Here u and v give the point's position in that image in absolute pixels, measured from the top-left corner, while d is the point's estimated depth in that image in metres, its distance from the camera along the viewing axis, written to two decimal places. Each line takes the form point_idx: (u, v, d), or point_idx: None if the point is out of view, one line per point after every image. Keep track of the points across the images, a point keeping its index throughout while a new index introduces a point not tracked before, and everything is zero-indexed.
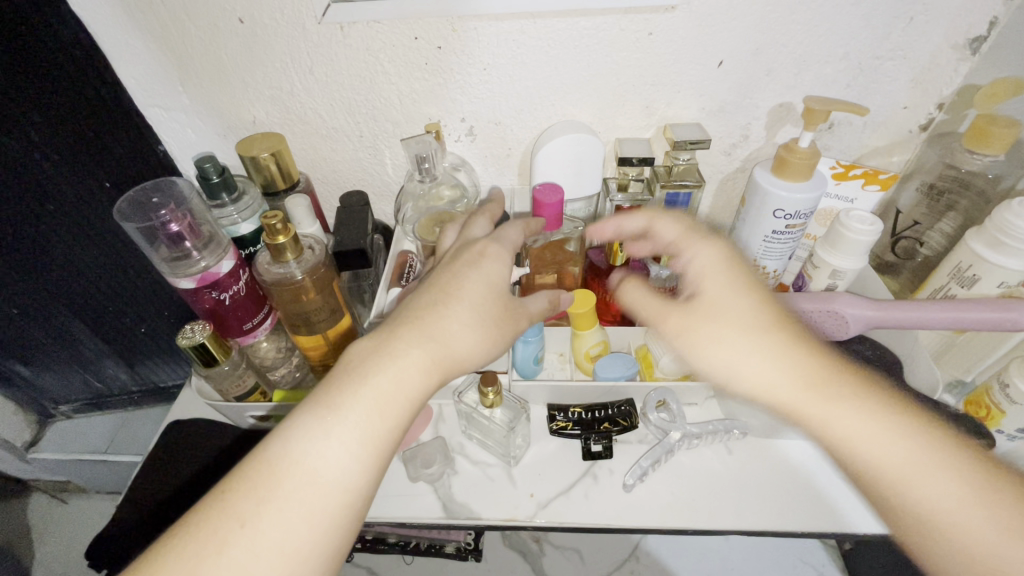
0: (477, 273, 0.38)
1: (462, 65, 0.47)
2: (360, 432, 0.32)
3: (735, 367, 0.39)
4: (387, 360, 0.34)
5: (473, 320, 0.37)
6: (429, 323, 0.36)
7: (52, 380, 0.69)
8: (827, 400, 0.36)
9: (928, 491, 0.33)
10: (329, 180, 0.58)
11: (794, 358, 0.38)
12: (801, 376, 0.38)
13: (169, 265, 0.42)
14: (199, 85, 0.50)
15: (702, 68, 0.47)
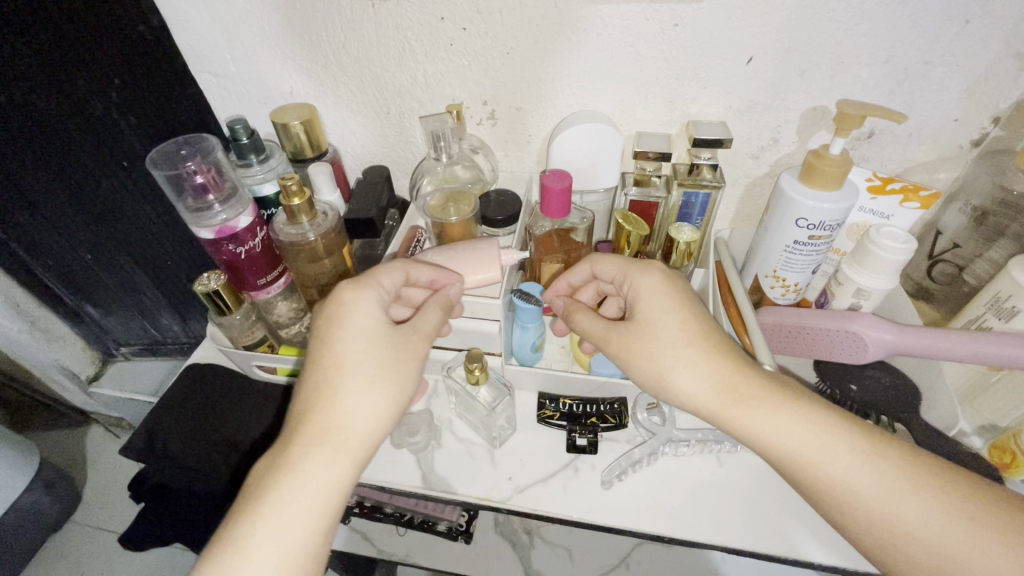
0: (349, 332, 0.40)
1: (485, 48, 0.48)
2: (281, 544, 0.34)
3: (669, 377, 0.41)
4: (290, 468, 0.36)
5: (366, 391, 0.39)
6: (318, 412, 0.38)
7: (116, 323, 0.86)
8: (745, 406, 0.39)
9: (831, 464, 0.36)
10: (357, 153, 0.60)
11: (715, 365, 0.40)
12: (724, 382, 0.40)
13: (192, 214, 0.45)
14: (242, 55, 0.53)
15: (730, 63, 0.46)
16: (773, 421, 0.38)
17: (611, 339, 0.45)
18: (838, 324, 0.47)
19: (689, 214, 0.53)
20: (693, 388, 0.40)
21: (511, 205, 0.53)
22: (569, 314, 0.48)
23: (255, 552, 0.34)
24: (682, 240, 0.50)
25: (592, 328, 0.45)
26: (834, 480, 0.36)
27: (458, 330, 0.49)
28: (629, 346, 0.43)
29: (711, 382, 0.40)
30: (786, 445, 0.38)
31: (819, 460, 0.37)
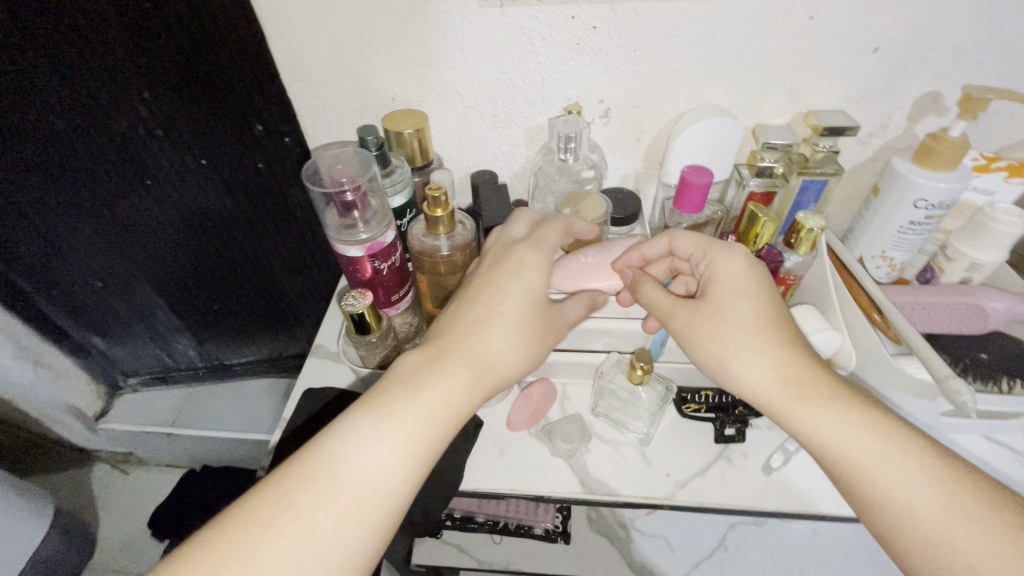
0: (517, 285, 0.42)
1: (611, 46, 0.48)
2: (342, 494, 0.33)
3: (730, 360, 0.40)
4: (415, 395, 0.36)
5: (516, 337, 0.40)
6: (339, 438, 0.34)
7: (125, 351, 0.82)
8: (806, 398, 0.38)
9: (891, 477, 0.34)
10: (455, 159, 0.58)
11: (782, 357, 0.39)
12: (790, 374, 0.39)
13: (338, 231, 0.43)
14: (345, 62, 0.51)
15: (856, 53, 0.47)
16: (831, 412, 0.37)
17: (675, 318, 0.43)
18: (958, 297, 0.51)
19: (803, 200, 0.54)
20: (751, 375, 0.40)
21: (631, 204, 0.53)
22: (636, 287, 0.45)
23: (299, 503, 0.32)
24: (812, 228, 0.50)
25: (657, 301, 0.43)
26: (887, 485, 0.34)
27: (607, 332, 0.48)
28: (693, 328, 0.42)
29: (775, 373, 0.39)
30: (844, 443, 0.36)
31: (875, 461, 0.35)
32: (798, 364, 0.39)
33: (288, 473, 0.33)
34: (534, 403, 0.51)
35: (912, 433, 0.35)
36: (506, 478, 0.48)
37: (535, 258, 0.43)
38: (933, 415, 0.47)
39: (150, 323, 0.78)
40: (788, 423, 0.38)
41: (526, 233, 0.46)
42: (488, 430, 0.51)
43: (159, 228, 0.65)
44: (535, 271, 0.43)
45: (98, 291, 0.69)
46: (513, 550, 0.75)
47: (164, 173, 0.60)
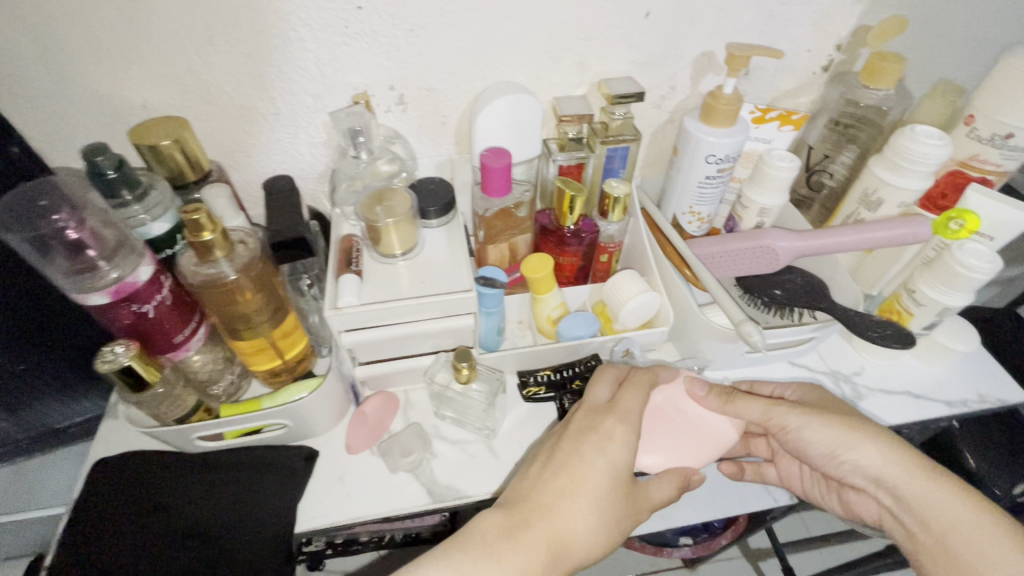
0: (603, 459, 0.39)
1: (385, 26, 0.44)
2: None
3: (846, 441, 0.43)
4: (557, 510, 0.37)
5: (597, 517, 0.38)
6: (530, 519, 0.36)
7: None
8: (923, 473, 0.41)
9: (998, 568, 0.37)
10: (244, 166, 0.51)
11: (896, 446, 0.42)
12: (889, 463, 0.42)
13: (70, 278, 0.36)
14: (65, 65, 0.42)
15: (631, 19, 0.48)
16: (909, 473, 0.41)
17: (771, 420, 0.46)
18: (751, 242, 0.54)
19: (612, 168, 0.55)
20: (873, 453, 0.42)
21: (443, 193, 0.51)
22: (726, 397, 0.47)
23: None
24: (618, 195, 0.51)
25: (754, 411, 0.45)
26: (945, 525, 0.40)
27: (432, 334, 0.46)
28: (800, 419, 0.45)
29: (885, 444, 0.42)
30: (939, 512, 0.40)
31: (953, 527, 0.39)
32: (890, 452, 0.42)
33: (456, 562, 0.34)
34: (368, 421, 0.48)
35: (991, 505, 0.39)
36: (350, 507, 0.45)
37: (623, 433, 0.40)
38: (740, 354, 0.51)
39: None
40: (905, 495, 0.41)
41: (610, 398, 0.43)
42: (326, 459, 0.48)
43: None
44: (636, 400, 0.42)
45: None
46: None
47: None
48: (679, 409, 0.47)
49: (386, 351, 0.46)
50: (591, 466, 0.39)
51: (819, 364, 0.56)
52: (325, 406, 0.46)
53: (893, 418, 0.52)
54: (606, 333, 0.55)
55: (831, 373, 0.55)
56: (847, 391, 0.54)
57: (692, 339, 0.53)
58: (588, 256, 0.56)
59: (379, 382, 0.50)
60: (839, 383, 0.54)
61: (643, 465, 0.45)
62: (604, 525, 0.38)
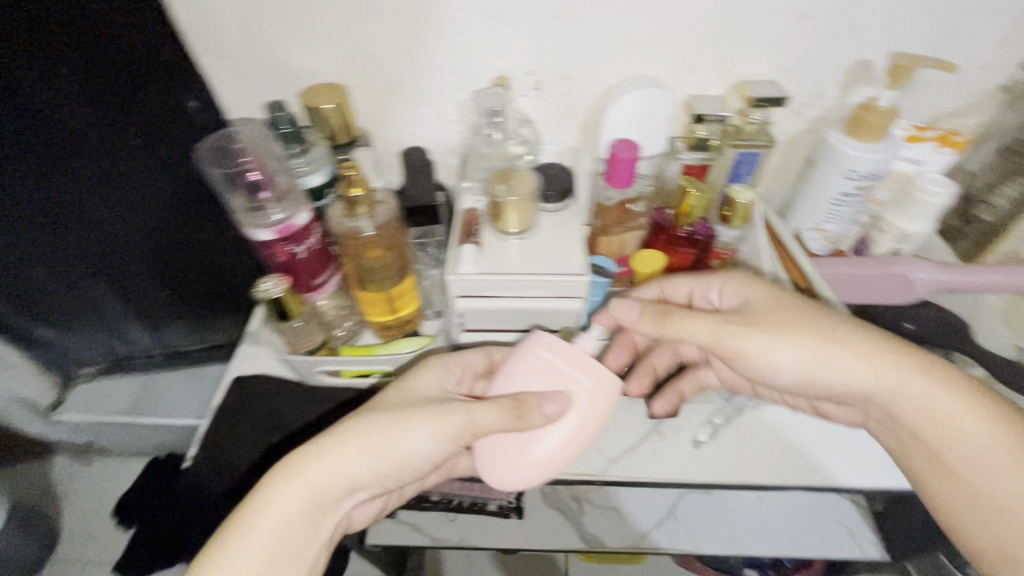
0: (523, 372, 0.43)
1: (536, 13, 0.45)
2: (327, 471, 0.37)
3: (828, 359, 0.39)
4: (400, 420, 0.39)
5: (483, 420, 0.40)
6: (406, 419, 0.39)
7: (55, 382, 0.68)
8: (934, 374, 0.37)
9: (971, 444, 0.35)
10: (386, 135, 0.56)
11: (880, 362, 0.38)
12: (885, 373, 0.37)
13: (247, 212, 0.42)
14: (258, 31, 0.48)
15: (786, 20, 0.46)
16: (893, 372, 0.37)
17: (722, 344, 0.41)
18: (883, 268, 0.50)
19: (738, 173, 0.54)
20: (868, 369, 0.38)
21: (564, 179, 0.52)
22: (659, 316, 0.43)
23: (312, 465, 0.37)
24: (741, 200, 0.50)
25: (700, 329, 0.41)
26: (938, 418, 0.36)
27: (539, 313, 0.47)
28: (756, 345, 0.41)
29: (880, 360, 0.38)
30: (933, 399, 0.36)
31: (956, 442, 0.35)
32: (886, 374, 0.38)
33: (316, 445, 0.37)
34: None
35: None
36: None
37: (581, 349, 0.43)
38: None
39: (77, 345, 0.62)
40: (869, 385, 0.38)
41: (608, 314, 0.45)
42: None
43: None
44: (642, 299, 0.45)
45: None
46: (469, 528, 0.77)
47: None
48: (550, 359, 0.43)
49: (494, 322, 0.49)
50: (413, 389, 0.43)
51: None
52: None
53: None
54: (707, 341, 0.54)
55: None
56: None
57: None
58: (699, 260, 0.55)
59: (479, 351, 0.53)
60: None
61: (549, 450, 0.41)
62: (446, 437, 0.40)
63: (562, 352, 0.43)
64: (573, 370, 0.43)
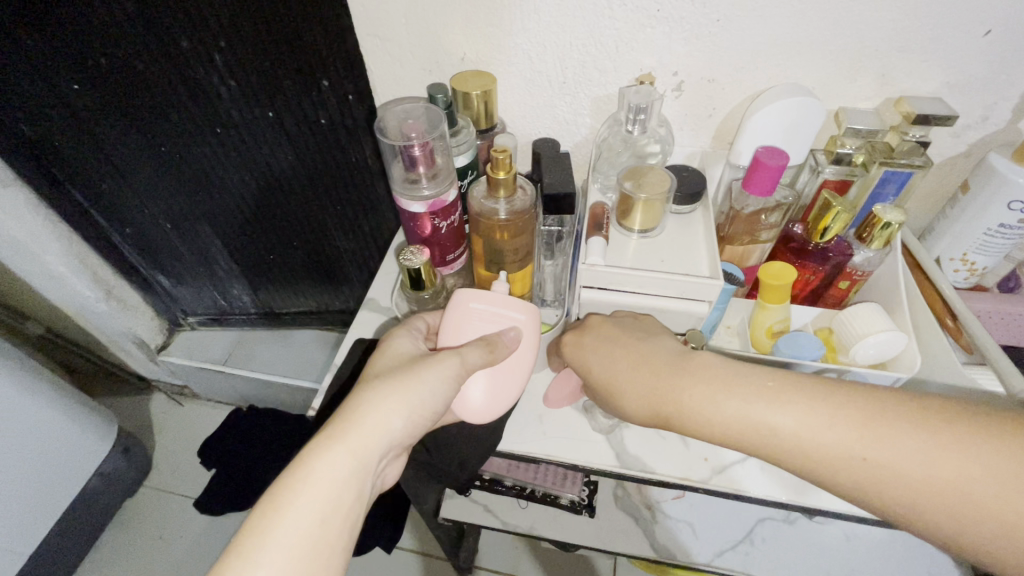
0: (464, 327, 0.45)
1: (693, 14, 0.46)
2: (370, 433, 0.38)
3: (775, 423, 0.36)
4: (416, 376, 0.41)
5: (438, 378, 0.41)
6: (416, 372, 0.41)
7: (186, 292, 0.95)
8: (780, 401, 0.36)
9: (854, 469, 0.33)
10: (519, 124, 0.58)
11: (789, 406, 0.36)
12: (762, 421, 0.36)
13: (403, 184, 0.44)
14: (420, 17, 0.51)
15: (964, 35, 0.43)
16: (805, 421, 0.35)
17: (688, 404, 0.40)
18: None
19: (882, 193, 0.51)
20: (838, 434, 0.34)
21: (695, 182, 0.52)
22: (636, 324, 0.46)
23: (359, 424, 0.39)
24: (890, 221, 0.46)
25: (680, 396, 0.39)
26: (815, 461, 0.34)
27: (659, 312, 0.47)
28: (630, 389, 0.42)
29: (784, 410, 0.36)
30: (801, 438, 0.35)
31: (893, 481, 0.32)
32: (771, 420, 0.36)
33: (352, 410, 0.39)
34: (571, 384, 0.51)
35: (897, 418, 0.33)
36: (544, 444, 0.49)
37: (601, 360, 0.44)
38: None
39: (212, 267, 0.88)
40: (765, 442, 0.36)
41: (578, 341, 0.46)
42: (528, 397, 0.52)
43: (217, 162, 0.68)
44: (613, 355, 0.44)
45: (165, 230, 0.79)
46: (538, 518, 0.78)
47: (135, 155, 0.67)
48: (466, 310, 0.46)
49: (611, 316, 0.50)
50: (391, 349, 0.44)
51: None
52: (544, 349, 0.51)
53: None
54: (826, 362, 0.52)
55: None
56: None
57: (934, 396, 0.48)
58: (828, 279, 0.53)
59: None
60: None
61: (474, 395, 0.45)
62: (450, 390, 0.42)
63: (490, 299, 0.47)
64: (505, 311, 0.46)
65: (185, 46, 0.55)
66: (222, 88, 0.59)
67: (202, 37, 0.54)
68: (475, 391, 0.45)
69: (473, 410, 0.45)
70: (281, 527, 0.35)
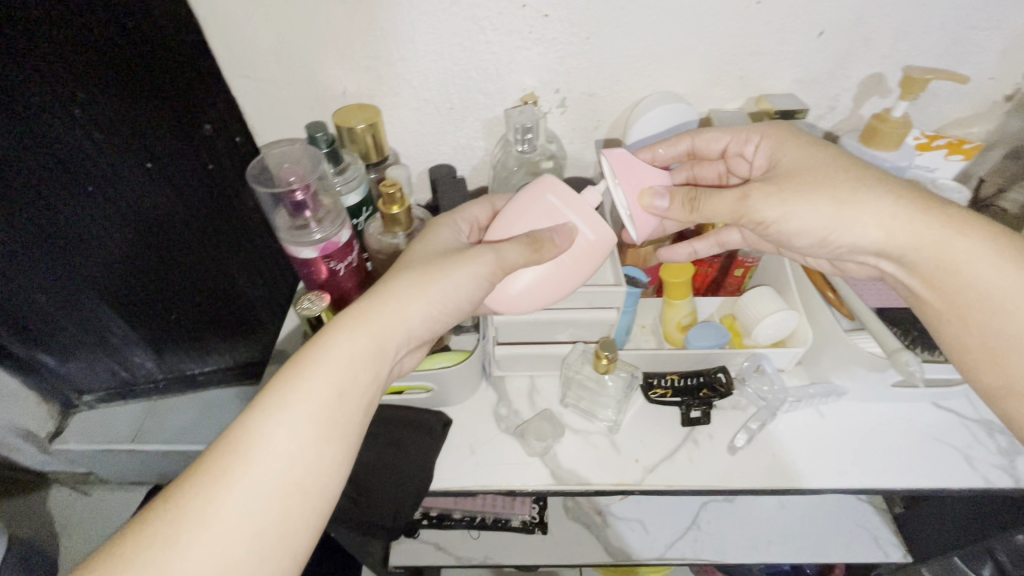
0: (521, 224, 0.40)
1: (565, 34, 0.47)
2: (380, 330, 0.37)
3: (840, 224, 0.39)
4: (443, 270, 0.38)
5: (468, 273, 0.39)
6: (442, 265, 0.38)
7: (76, 367, 0.68)
8: (962, 233, 0.38)
9: (978, 271, 0.37)
10: (413, 153, 0.57)
11: (894, 215, 0.38)
12: (893, 240, 0.39)
13: (289, 231, 0.42)
14: (292, 54, 0.49)
15: (803, 37, 0.48)
16: (1002, 284, 0.37)
17: (743, 220, 0.42)
18: None
19: None
20: (902, 224, 0.38)
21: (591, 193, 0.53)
22: (692, 204, 0.40)
23: (376, 317, 0.37)
24: None
25: (725, 205, 0.41)
26: (992, 307, 0.37)
27: (573, 325, 0.48)
28: (781, 207, 0.40)
29: (890, 222, 0.38)
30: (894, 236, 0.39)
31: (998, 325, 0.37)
32: (886, 224, 0.38)
33: (373, 300, 0.37)
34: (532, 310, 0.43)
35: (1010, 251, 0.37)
36: (477, 475, 0.48)
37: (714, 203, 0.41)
38: (883, 388, 0.49)
39: (101, 335, 0.65)
40: (952, 275, 0.38)
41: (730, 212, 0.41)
42: (458, 429, 0.51)
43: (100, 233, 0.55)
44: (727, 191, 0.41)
45: (35, 300, 0.55)
46: (492, 545, 0.76)
47: (77, 186, 0.51)
48: (555, 205, 0.41)
49: (527, 335, 0.50)
50: (425, 243, 0.42)
51: (970, 412, 0.52)
52: (465, 378, 0.50)
53: None
54: (733, 347, 0.55)
55: (983, 422, 0.51)
56: (1002, 443, 0.50)
57: (829, 365, 0.51)
58: (723, 269, 0.57)
59: (511, 363, 0.53)
60: (992, 434, 0.50)
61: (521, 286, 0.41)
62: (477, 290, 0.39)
63: (569, 203, 0.41)
64: (578, 221, 0.40)
65: (35, 104, 0.45)
66: (87, 145, 0.50)
67: (59, 89, 0.45)
68: (522, 280, 0.41)
69: (509, 299, 0.42)
70: (290, 404, 0.33)
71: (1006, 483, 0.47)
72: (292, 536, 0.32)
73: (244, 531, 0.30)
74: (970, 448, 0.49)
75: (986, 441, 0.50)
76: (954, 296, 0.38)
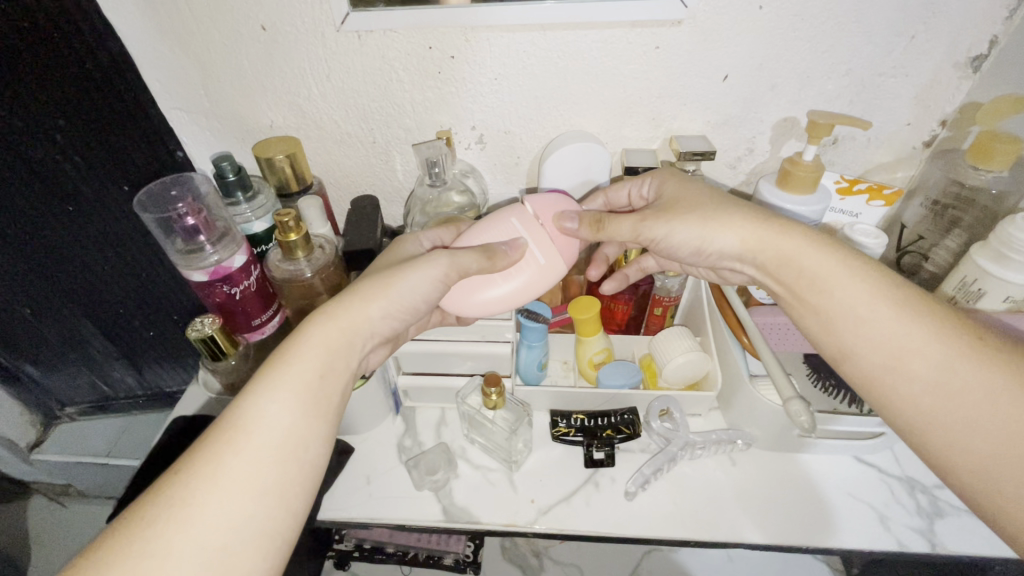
0: (491, 234, 0.43)
1: (473, 74, 0.49)
2: (356, 326, 0.38)
3: (709, 235, 0.41)
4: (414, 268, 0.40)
5: (437, 278, 0.40)
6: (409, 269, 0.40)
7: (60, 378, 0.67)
8: (840, 271, 0.36)
9: (848, 299, 0.36)
10: (342, 184, 0.59)
11: (775, 242, 0.39)
12: (777, 256, 0.39)
13: (183, 257, 0.44)
14: (220, 89, 0.51)
15: (707, 81, 0.48)
16: (866, 313, 0.35)
17: (642, 237, 0.44)
18: None
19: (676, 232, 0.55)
20: (796, 248, 0.38)
21: None
22: (598, 224, 0.43)
23: (360, 312, 0.38)
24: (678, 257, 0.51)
25: (623, 229, 0.44)
26: (853, 327, 0.35)
27: (471, 356, 0.48)
28: (668, 225, 0.43)
29: (752, 227, 0.40)
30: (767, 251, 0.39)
31: (861, 351, 0.35)
32: (761, 238, 0.40)
33: (353, 294, 0.39)
34: (487, 307, 0.43)
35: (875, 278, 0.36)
36: (369, 506, 0.47)
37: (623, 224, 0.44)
38: (792, 439, 0.48)
39: (81, 347, 0.64)
40: (819, 302, 0.37)
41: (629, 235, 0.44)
42: (358, 458, 0.51)
43: (80, 250, 0.56)
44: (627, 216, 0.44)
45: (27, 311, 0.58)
46: None
47: (89, 199, 0.54)
48: (521, 227, 0.43)
49: (428, 365, 0.50)
50: (395, 256, 0.44)
51: (893, 468, 0.49)
52: (364, 407, 0.49)
53: (975, 548, 0.44)
54: (648, 387, 0.53)
55: (906, 480, 0.49)
56: (923, 504, 0.47)
57: (740, 413, 0.49)
58: (641, 306, 0.57)
59: (419, 393, 0.53)
60: (913, 493, 0.48)
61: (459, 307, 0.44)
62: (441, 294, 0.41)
63: (533, 231, 0.43)
64: (534, 244, 0.42)
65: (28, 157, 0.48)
66: (75, 183, 0.52)
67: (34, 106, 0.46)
68: (491, 294, 0.42)
69: (473, 307, 0.43)
70: (273, 387, 0.34)
71: (923, 548, 0.44)
72: (293, 497, 0.32)
73: (245, 494, 0.31)
74: (888, 507, 0.47)
75: (906, 500, 0.47)
76: (794, 283, 0.38)
